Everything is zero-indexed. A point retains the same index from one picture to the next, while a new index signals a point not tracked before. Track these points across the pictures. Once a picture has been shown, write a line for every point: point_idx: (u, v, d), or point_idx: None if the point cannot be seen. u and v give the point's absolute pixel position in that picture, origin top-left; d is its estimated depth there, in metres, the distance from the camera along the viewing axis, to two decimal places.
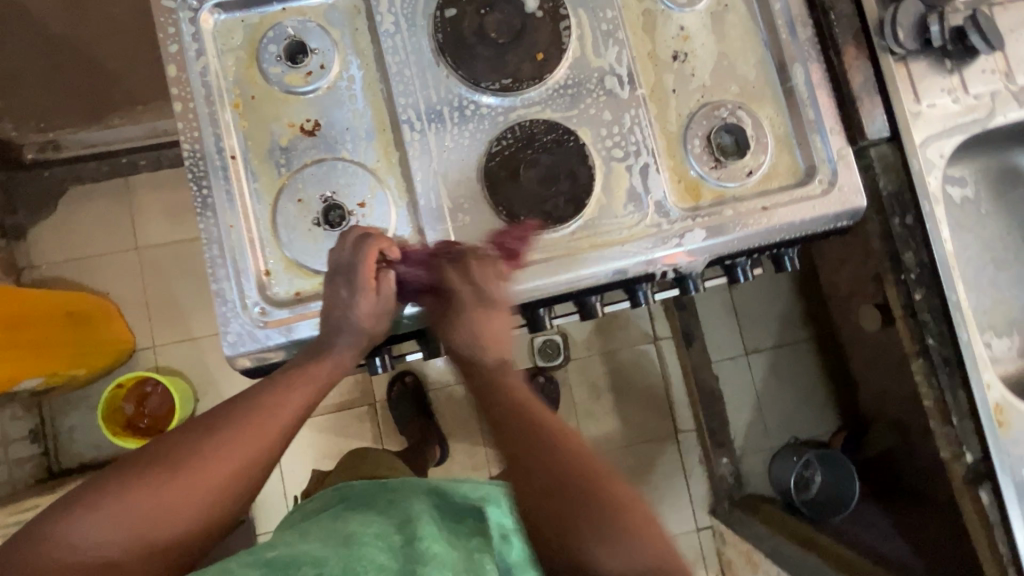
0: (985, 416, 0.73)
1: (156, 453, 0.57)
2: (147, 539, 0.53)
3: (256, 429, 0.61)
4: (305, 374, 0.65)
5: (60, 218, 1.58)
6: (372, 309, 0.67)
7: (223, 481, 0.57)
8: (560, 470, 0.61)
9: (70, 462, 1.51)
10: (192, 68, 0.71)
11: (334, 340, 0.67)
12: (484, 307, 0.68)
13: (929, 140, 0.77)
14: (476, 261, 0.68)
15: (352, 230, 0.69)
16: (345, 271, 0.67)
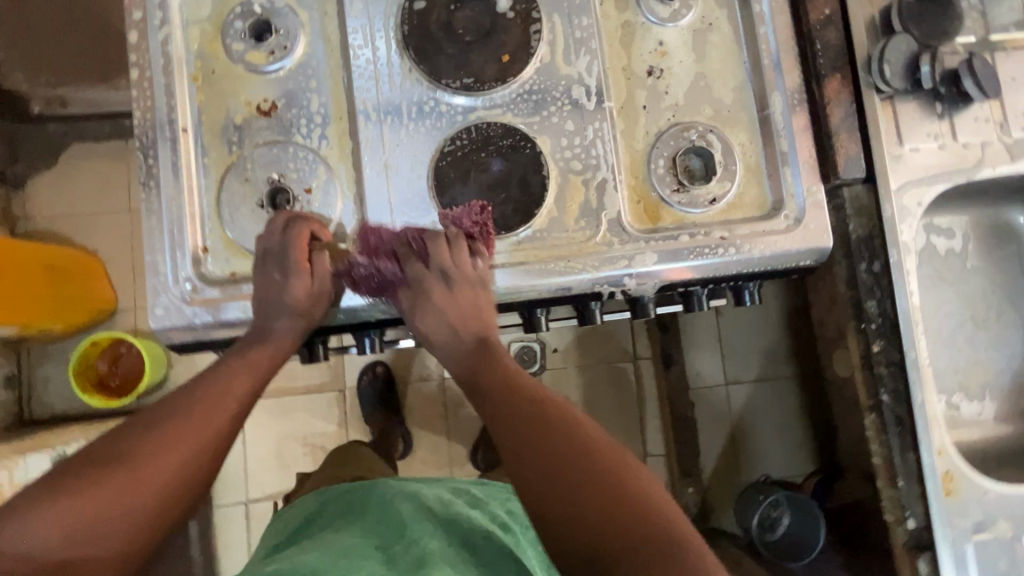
0: (931, 481, 0.70)
1: (95, 452, 0.54)
2: (94, 537, 0.50)
3: (201, 419, 0.59)
4: (245, 359, 0.65)
5: (58, 172, 1.61)
6: (305, 296, 0.67)
7: (172, 473, 0.55)
8: (550, 450, 0.54)
9: (41, 412, 1.53)
10: (154, 36, 0.71)
11: (270, 322, 0.67)
12: (455, 288, 0.67)
13: (906, 186, 0.73)
14: (440, 242, 0.67)
15: (282, 213, 0.69)
16: (276, 254, 0.66)
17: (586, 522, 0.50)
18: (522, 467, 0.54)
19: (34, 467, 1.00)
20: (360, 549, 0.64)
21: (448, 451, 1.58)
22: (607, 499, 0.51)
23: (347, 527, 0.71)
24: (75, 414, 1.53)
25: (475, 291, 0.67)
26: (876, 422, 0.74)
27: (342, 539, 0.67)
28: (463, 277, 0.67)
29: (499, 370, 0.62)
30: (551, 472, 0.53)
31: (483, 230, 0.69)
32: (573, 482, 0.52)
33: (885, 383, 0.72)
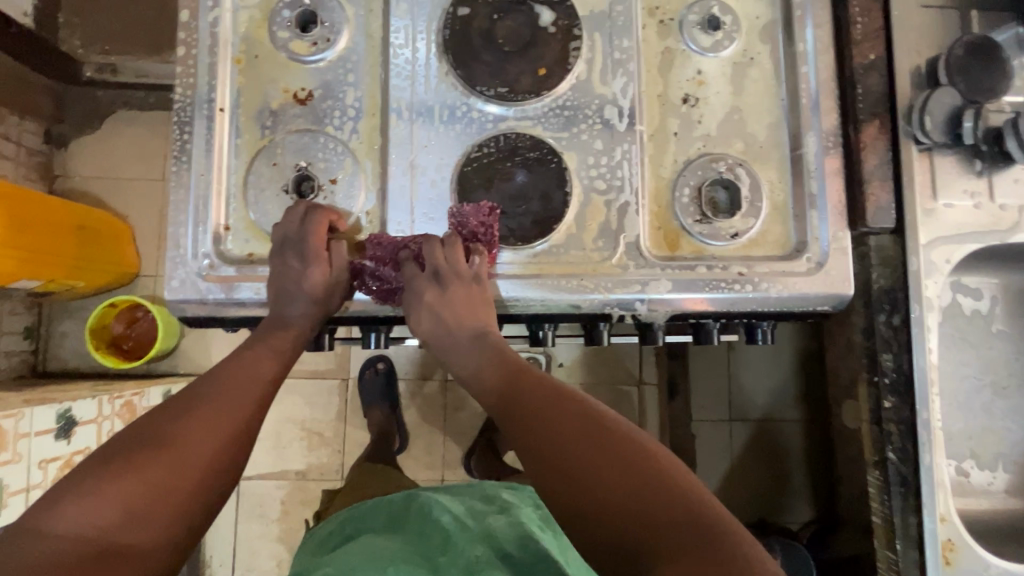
0: (931, 548, 0.68)
1: (136, 436, 0.54)
2: (148, 515, 0.50)
3: (234, 401, 0.61)
4: (267, 343, 0.66)
5: (100, 135, 1.66)
6: (320, 283, 0.68)
7: (213, 453, 0.56)
8: (570, 435, 0.53)
9: (55, 366, 1.58)
10: (204, 17, 0.72)
11: (287, 307, 0.68)
12: (447, 289, 0.67)
13: (936, 242, 0.71)
14: (444, 247, 0.68)
15: (306, 202, 0.69)
16: (295, 242, 0.67)
17: (620, 498, 0.48)
18: (542, 458, 0.53)
19: (40, 420, 1.03)
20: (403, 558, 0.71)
21: (442, 452, 1.58)
22: (639, 472, 0.49)
23: (391, 536, 0.78)
24: (87, 372, 1.57)
25: (469, 289, 0.67)
26: (879, 479, 0.72)
27: (385, 548, 0.73)
28: (455, 277, 0.67)
29: (507, 366, 0.63)
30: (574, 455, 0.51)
31: (488, 231, 0.69)
32: (599, 462, 0.50)
33: (893, 441, 0.70)
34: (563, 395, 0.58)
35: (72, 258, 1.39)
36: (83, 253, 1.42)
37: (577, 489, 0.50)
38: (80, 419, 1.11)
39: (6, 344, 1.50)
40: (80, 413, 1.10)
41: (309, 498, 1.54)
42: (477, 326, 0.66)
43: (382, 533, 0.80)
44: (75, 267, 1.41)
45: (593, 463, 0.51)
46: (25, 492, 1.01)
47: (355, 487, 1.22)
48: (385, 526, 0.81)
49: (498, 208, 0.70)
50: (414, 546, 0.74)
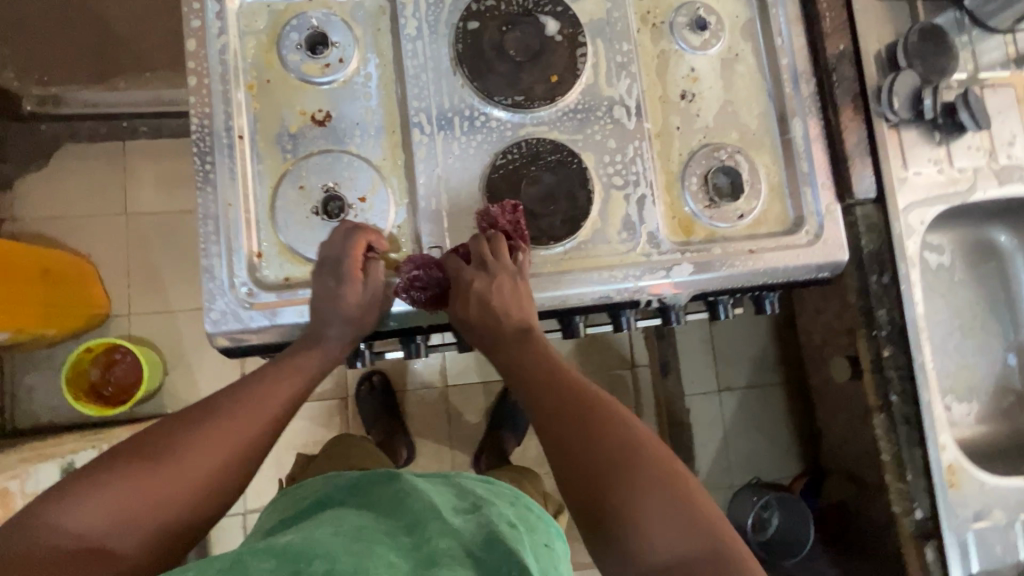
0: (938, 475, 0.77)
1: (146, 442, 0.57)
2: (135, 524, 0.52)
3: (248, 414, 0.62)
4: (291, 363, 0.66)
5: (49, 173, 1.56)
6: (357, 302, 0.68)
7: (209, 470, 0.57)
8: (598, 451, 0.55)
9: (24, 422, 1.47)
10: (212, 45, 0.72)
11: (324, 330, 0.68)
12: (495, 277, 0.68)
13: (911, 206, 0.81)
14: (487, 242, 0.70)
15: (343, 224, 0.70)
16: (333, 262, 0.68)
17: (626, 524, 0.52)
18: (582, 473, 0.55)
19: (43, 477, 0.97)
20: (373, 535, 0.56)
21: (450, 457, 1.60)
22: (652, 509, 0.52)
23: (360, 514, 0.62)
24: (62, 424, 1.47)
25: (514, 281, 0.69)
26: (885, 422, 0.81)
27: (353, 523, 0.59)
28: (501, 267, 0.69)
29: (544, 363, 0.64)
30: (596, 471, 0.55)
31: (517, 226, 0.72)
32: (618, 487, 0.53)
33: (894, 385, 0.79)
34: (606, 409, 0.59)
35: (38, 304, 1.30)
36: (50, 298, 1.33)
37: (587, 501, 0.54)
38: None
39: None
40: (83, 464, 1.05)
41: None
42: (522, 323, 0.67)
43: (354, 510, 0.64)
44: (44, 314, 1.33)
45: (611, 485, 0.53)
46: None
47: (333, 456, 1.16)
48: (354, 505, 0.65)
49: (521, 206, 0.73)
50: (389, 520, 0.60)
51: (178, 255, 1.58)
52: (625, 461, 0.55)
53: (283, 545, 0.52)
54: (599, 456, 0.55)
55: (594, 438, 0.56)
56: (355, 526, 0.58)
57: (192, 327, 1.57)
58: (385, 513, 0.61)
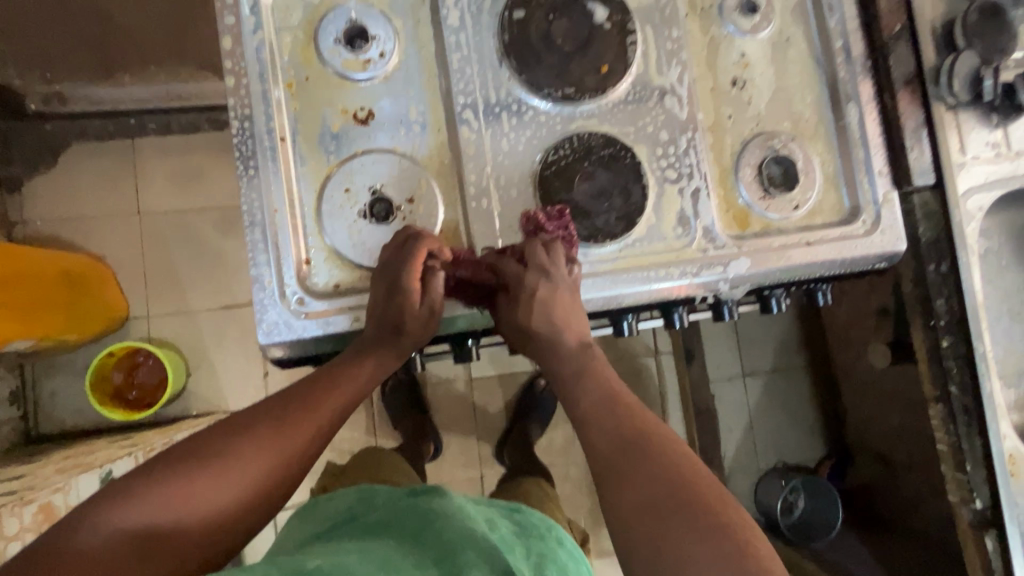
0: (999, 465, 0.76)
1: (196, 445, 0.55)
2: (181, 531, 0.50)
3: (297, 423, 0.59)
4: (347, 373, 0.64)
5: (58, 175, 1.52)
6: (415, 313, 0.66)
7: (257, 477, 0.55)
8: (651, 473, 0.54)
9: (49, 428, 1.45)
10: (248, 41, 0.68)
11: (375, 339, 0.66)
12: (555, 286, 0.65)
13: (970, 191, 0.78)
14: (543, 247, 0.67)
15: (400, 231, 0.68)
16: (389, 273, 0.65)
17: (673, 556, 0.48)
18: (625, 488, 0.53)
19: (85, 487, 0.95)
20: (400, 566, 0.56)
21: (479, 449, 1.59)
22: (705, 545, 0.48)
23: (389, 537, 0.63)
24: (89, 429, 1.46)
25: (572, 291, 0.66)
26: (942, 412, 0.80)
27: (380, 548, 0.60)
28: (561, 278, 0.66)
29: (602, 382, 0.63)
30: (645, 493, 0.52)
31: (566, 230, 0.69)
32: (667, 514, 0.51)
33: (953, 376, 0.78)
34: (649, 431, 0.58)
35: (58, 310, 1.27)
36: (69, 303, 1.31)
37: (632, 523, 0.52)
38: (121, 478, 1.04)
39: None
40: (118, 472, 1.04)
41: None
42: (581, 334, 0.66)
43: (381, 533, 0.65)
44: (65, 320, 1.29)
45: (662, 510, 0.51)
46: None
47: (364, 467, 1.18)
48: (385, 525, 0.67)
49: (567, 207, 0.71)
50: (414, 551, 0.60)
51: (195, 254, 1.55)
52: (677, 492, 0.52)
53: (308, 568, 0.52)
54: (634, 472, 0.54)
55: (648, 461, 0.54)
56: (380, 555, 0.58)
57: (212, 327, 1.55)
58: (413, 538, 0.62)
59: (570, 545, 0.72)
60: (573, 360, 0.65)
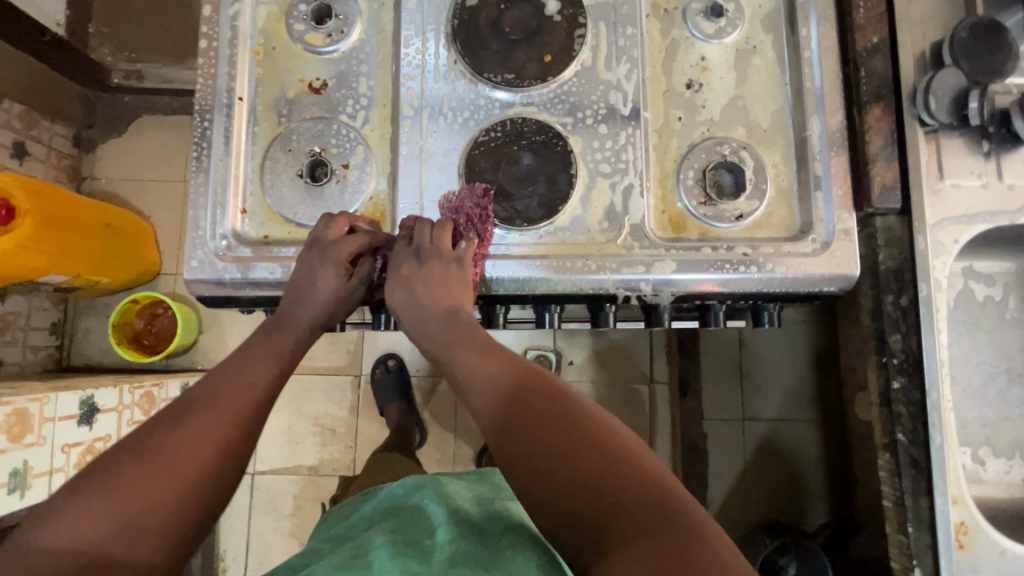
0: (945, 533, 0.67)
1: (132, 447, 0.54)
2: (141, 526, 0.50)
3: (231, 402, 0.60)
4: (263, 346, 0.66)
5: (127, 140, 1.66)
6: (335, 287, 0.70)
7: (202, 466, 0.55)
8: (569, 461, 0.48)
9: (78, 361, 1.62)
10: (225, 11, 0.76)
11: (296, 310, 0.69)
12: (422, 261, 0.67)
13: (943, 222, 0.72)
14: (432, 226, 0.69)
15: (338, 215, 0.71)
16: (322, 243, 0.69)
17: (601, 547, 0.43)
18: (541, 458, 0.49)
19: (64, 405, 1.05)
20: (381, 548, 0.63)
21: (453, 449, 1.53)
22: (628, 517, 0.44)
23: (384, 526, 0.70)
24: (110, 367, 1.61)
25: (447, 268, 0.67)
26: (890, 462, 0.72)
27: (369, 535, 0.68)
28: (434, 252, 0.68)
29: (500, 363, 0.59)
30: (569, 487, 0.47)
31: (483, 214, 0.71)
32: (585, 497, 0.46)
33: (903, 422, 0.70)
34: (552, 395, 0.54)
35: (96, 254, 1.42)
36: (107, 250, 1.45)
37: (553, 523, 0.47)
38: (102, 406, 1.12)
39: (33, 339, 1.54)
40: (102, 401, 1.12)
41: (321, 495, 1.51)
42: (451, 305, 0.66)
43: (380, 521, 0.73)
44: (100, 263, 1.44)
45: (578, 497, 0.46)
46: (49, 474, 1.03)
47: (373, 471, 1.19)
48: (384, 515, 0.75)
49: (493, 186, 0.72)
50: (402, 535, 0.66)
51: None
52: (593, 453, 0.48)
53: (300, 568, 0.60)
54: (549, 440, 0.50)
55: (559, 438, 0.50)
56: (370, 544, 0.64)
57: None
58: (407, 524, 0.70)
59: None
60: (473, 351, 0.61)
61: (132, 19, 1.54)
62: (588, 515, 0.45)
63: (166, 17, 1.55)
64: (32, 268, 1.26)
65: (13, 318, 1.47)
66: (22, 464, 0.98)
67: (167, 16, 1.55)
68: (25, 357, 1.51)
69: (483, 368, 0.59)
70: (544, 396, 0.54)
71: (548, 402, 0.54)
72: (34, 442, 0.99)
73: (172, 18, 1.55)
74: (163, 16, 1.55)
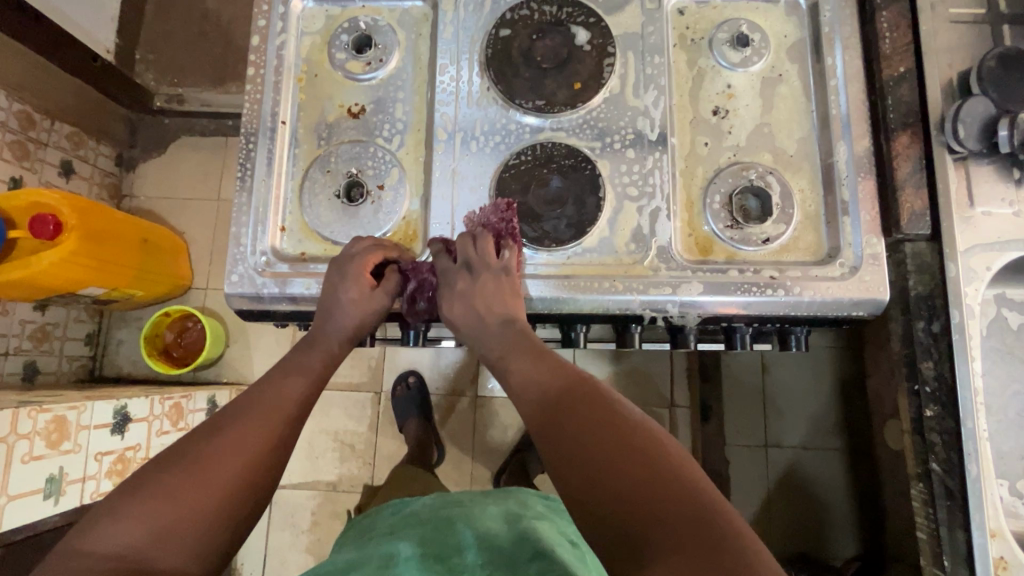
0: (982, 567, 0.66)
1: (164, 460, 0.55)
2: (174, 536, 0.50)
3: (265, 417, 0.61)
4: (295, 363, 0.68)
5: (166, 160, 1.72)
6: (359, 299, 0.70)
7: (237, 477, 0.56)
8: (614, 462, 0.47)
9: (110, 371, 1.67)
10: (272, 40, 0.81)
11: (326, 324, 0.70)
12: (477, 278, 0.68)
13: (973, 249, 0.72)
14: (471, 239, 0.70)
15: (359, 239, 0.74)
16: (341, 260, 0.71)
17: (641, 555, 0.42)
18: (585, 458, 0.49)
19: (99, 413, 1.08)
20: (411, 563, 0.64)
21: (470, 469, 1.52)
22: (668, 533, 0.42)
23: (411, 536, 0.72)
24: (140, 377, 1.66)
25: (498, 280, 0.68)
26: (923, 493, 0.70)
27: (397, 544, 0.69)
28: (485, 267, 0.68)
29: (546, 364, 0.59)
30: (612, 489, 0.46)
31: (510, 227, 0.73)
32: (621, 505, 0.45)
33: (936, 451, 0.69)
34: (600, 400, 0.54)
35: (133, 268, 1.47)
36: (143, 264, 1.50)
37: (594, 531, 0.46)
38: (133, 416, 1.15)
39: (69, 349, 1.59)
40: (133, 410, 1.15)
41: (338, 510, 1.52)
42: (505, 315, 0.66)
43: (407, 530, 0.75)
44: (136, 276, 1.49)
45: (618, 505, 0.45)
46: (81, 482, 1.06)
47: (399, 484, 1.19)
48: (410, 525, 0.76)
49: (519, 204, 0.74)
50: (429, 548, 0.68)
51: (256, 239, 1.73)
52: (637, 458, 0.48)
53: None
54: (594, 441, 0.50)
55: (605, 441, 0.49)
56: (400, 556, 0.66)
57: None
58: (432, 535, 0.71)
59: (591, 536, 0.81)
60: (524, 356, 0.61)
61: (176, 47, 1.66)
62: (622, 524, 0.44)
63: (208, 44, 1.65)
64: (74, 280, 1.31)
65: (52, 328, 1.52)
66: (57, 471, 1.00)
67: (209, 43, 1.65)
68: (60, 366, 1.56)
69: (532, 371, 0.59)
70: (592, 405, 0.53)
71: (595, 410, 0.53)
72: (69, 450, 1.02)
73: (214, 44, 1.65)
74: (205, 43, 1.66)
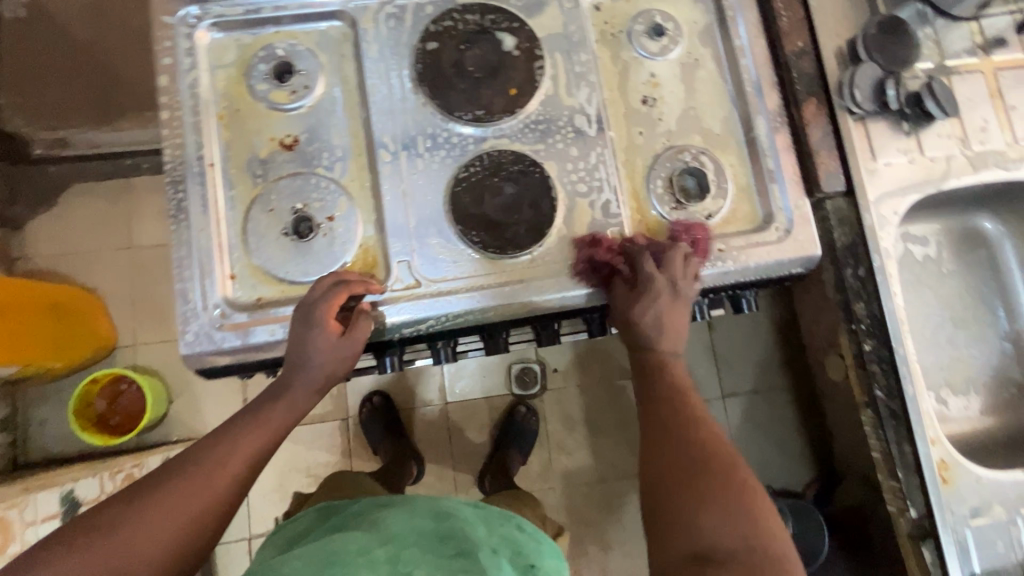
0: (929, 472, 0.76)
1: (87, 521, 0.53)
2: None
3: (204, 477, 0.58)
4: (253, 417, 0.64)
5: (60, 212, 1.55)
6: (330, 348, 0.67)
7: (164, 545, 0.54)
8: (699, 475, 0.58)
9: (36, 455, 1.50)
10: (182, 80, 0.76)
11: (294, 376, 0.67)
12: (677, 297, 0.71)
13: (883, 198, 0.81)
14: (682, 258, 0.72)
15: (329, 275, 0.71)
16: (307, 306, 0.68)
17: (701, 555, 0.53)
18: (673, 466, 0.60)
19: (43, 504, 0.98)
20: (342, 556, 0.59)
21: (453, 477, 1.51)
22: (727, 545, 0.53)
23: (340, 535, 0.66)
24: (74, 455, 1.50)
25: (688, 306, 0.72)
26: (873, 417, 0.80)
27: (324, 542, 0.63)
28: (686, 292, 0.71)
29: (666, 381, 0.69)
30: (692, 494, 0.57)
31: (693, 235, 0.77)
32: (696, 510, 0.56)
33: (879, 379, 0.79)
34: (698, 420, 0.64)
35: (47, 338, 1.32)
36: (58, 332, 1.35)
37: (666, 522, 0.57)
38: (84, 498, 1.06)
39: None
40: (82, 493, 1.06)
41: None
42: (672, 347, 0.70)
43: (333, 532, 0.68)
44: (51, 346, 1.33)
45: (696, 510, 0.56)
46: None
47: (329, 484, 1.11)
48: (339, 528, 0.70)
49: (479, 218, 0.75)
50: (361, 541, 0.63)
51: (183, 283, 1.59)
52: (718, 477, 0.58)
53: None
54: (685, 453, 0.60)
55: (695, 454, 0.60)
56: (328, 552, 0.60)
57: None
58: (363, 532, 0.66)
59: (530, 528, 0.76)
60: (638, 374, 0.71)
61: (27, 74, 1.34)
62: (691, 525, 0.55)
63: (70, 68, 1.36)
64: None
65: None
66: None
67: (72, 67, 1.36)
68: None
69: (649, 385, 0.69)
70: (688, 423, 0.64)
71: (688, 428, 0.63)
72: (17, 551, 0.91)
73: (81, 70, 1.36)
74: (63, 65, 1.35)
